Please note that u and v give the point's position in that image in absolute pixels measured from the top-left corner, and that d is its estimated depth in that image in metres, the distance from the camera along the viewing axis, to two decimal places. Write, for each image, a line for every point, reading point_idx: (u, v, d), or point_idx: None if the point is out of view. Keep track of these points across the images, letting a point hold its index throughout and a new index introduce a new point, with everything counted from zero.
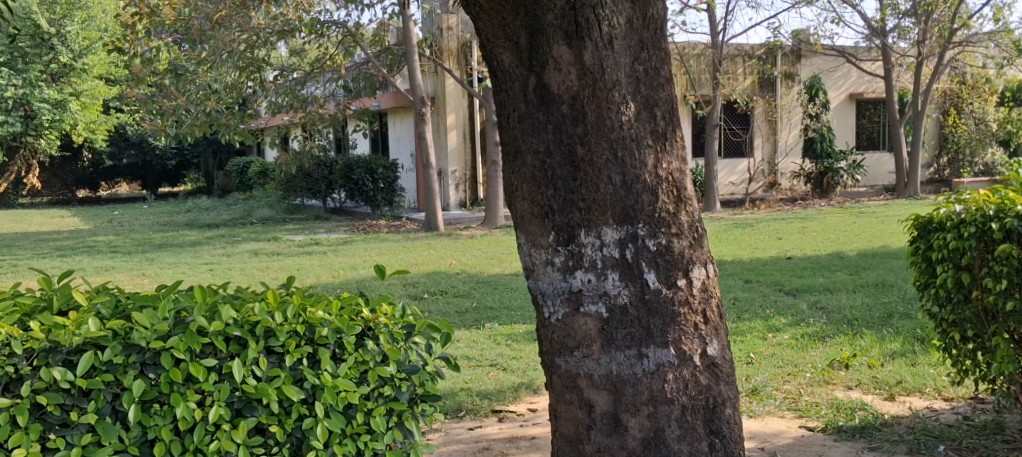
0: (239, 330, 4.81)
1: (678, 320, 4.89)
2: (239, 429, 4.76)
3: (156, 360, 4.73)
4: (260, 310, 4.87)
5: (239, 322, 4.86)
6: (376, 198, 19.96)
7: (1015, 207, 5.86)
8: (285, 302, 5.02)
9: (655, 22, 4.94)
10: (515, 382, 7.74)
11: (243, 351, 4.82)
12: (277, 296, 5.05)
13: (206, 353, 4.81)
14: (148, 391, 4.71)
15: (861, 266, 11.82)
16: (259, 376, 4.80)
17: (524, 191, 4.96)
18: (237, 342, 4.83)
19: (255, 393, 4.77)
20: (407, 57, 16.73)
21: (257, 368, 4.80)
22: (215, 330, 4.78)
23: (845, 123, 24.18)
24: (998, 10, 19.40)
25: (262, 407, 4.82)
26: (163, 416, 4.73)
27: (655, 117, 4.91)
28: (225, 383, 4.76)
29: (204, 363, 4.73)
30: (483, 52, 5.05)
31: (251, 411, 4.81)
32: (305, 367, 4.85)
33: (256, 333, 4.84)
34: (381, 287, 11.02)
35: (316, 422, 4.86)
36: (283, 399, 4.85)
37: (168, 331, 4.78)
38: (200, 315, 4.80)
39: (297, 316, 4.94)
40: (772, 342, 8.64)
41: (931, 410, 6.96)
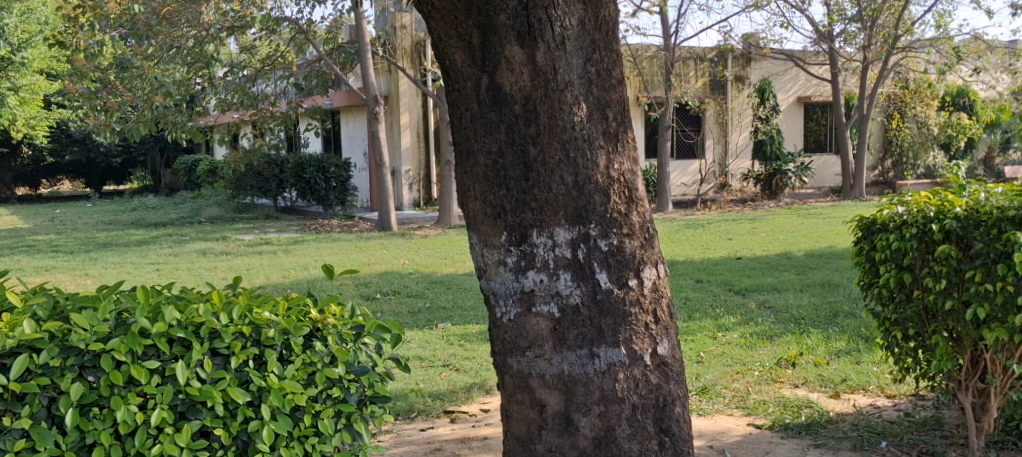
0: (182, 332, 4.79)
1: (629, 320, 4.95)
2: (182, 433, 4.75)
3: (95, 363, 4.71)
4: (205, 311, 4.87)
5: (183, 324, 4.84)
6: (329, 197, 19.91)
7: (954, 209, 6.02)
8: (230, 302, 5.01)
9: (607, 24, 5.01)
10: (467, 382, 7.77)
11: (187, 353, 4.81)
12: (222, 297, 5.03)
13: (149, 354, 4.79)
14: (87, 394, 4.68)
15: (808, 266, 12.02)
16: (203, 378, 4.79)
17: (476, 191, 5.00)
18: (180, 343, 4.82)
19: (199, 396, 4.76)
20: (359, 55, 16.64)
21: (201, 370, 4.79)
22: (158, 331, 4.77)
23: (793, 126, 24.55)
24: (940, 16, 19.76)
25: (207, 410, 4.81)
26: (103, 420, 4.70)
27: (606, 118, 4.97)
28: (168, 385, 4.75)
29: (146, 366, 4.72)
30: (435, 51, 5.08)
31: (195, 413, 4.79)
32: (251, 369, 4.85)
33: (201, 334, 4.83)
34: (331, 287, 10.99)
35: (262, 425, 4.85)
36: (228, 402, 4.83)
37: (109, 333, 4.76)
38: (142, 316, 4.78)
39: (242, 317, 4.94)
40: (721, 341, 8.74)
41: (875, 407, 7.10)
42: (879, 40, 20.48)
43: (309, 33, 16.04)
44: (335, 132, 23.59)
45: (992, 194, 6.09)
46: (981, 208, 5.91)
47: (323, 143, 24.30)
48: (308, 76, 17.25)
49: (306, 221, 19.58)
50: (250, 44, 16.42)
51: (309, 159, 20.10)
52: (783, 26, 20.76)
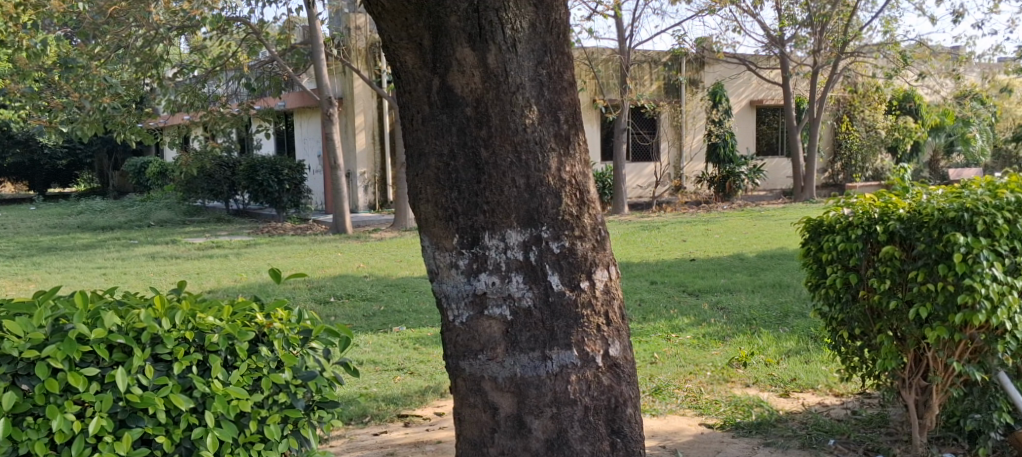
0: (123, 338, 4.74)
1: (581, 322, 4.97)
2: (122, 441, 4.69)
3: (31, 371, 4.67)
4: (146, 317, 4.81)
5: (124, 329, 4.79)
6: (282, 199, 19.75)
7: (898, 210, 6.13)
8: (173, 307, 4.96)
9: (559, 27, 5.02)
10: (422, 386, 7.76)
11: (127, 359, 4.76)
12: (164, 302, 4.99)
13: (87, 361, 4.73)
14: (21, 403, 4.64)
15: (760, 267, 12.14)
16: (145, 385, 4.74)
17: (428, 193, 5.00)
18: (121, 350, 4.77)
19: (140, 403, 4.72)
20: (313, 57, 16.56)
21: (143, 377, 4.75)
22: (97, 337, 4.71)
23: (745, 130, 24.82)
24: (888, 21, 20.01)
25: (148, 417, 4.76)
26: (37, 430, 4.66)
27: (558, 121, 4.98)
28: (107, 393, 4.70)
29: (84, 373, 4.67)
30: (385, 52, 5.08)
31: (136, 421, 4.74)
32: (194, 374, 4.81)
33: (142, 340, 4.78)
34: (283, 291, 10.91)
35: (206, 432, 4.81)
36: (170, 409, 4.79)
37: (45, 340, 4.72)
38: (80, 322, 4.73)
39: (185, 322, 4.89)
40: (675, 342, 8.80)
41: (823, 405, 7.20)
42: (828, 45, 20.73)
43: (260, 33, 15.98)
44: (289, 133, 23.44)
45: (934, 196, 6.22)
46: (924, 209, 6.02)
47: (276, 145, 24.12)
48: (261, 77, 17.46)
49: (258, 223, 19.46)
50: (201, 45, 16.23)
51: (262, 161, 19.98)
52: (735, 31, 20.94)
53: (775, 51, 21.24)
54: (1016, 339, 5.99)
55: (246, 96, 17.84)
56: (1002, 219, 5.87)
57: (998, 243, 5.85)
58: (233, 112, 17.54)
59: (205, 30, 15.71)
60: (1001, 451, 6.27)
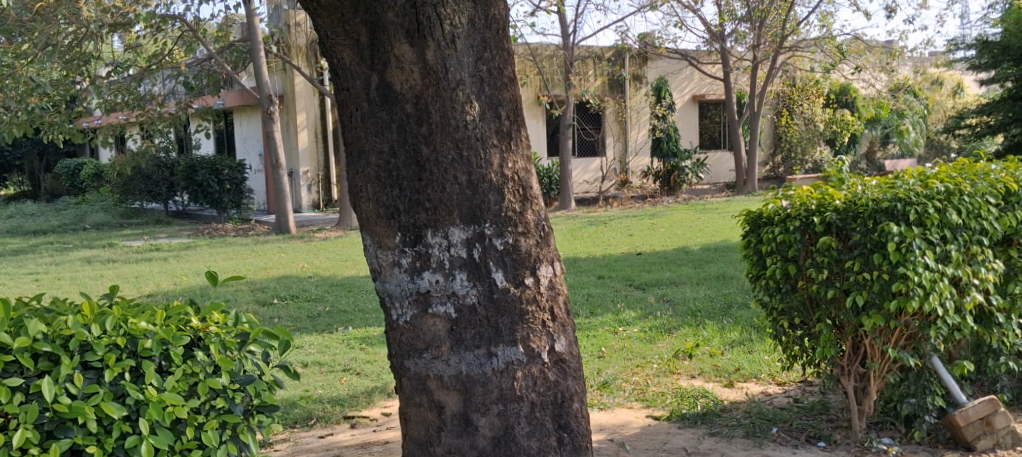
0: (48, 346, 4.68)
1: (526, 319, 4.94)
2: (50, 452, 4.58)
3: None
4: (73, 324, 4.74)
5: (49, 337, 4.73)
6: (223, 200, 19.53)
7: (834, 201, 6.19)
8: (102, 313, 4.89)
9: (498, 22, 4.99)
10: (369, 387, 7.69)
11: (54, 369, 4.68)
12: (93, 308, 4.91)
13: (11, 371, 4.66)
14: None
15: (705, 259, 12.23)
16: (73, 394, 4.66)
17: (368, 192, 4.96)
18: (47, 359, 4.70)
19: (69, 413, 4.62)
20: (252, 54, 16.35)
21: (71, 386, 4.66)
22: (21, 346, 4.65)
23: (688, 124, 25.06)
24: (824, 16, 20.23)
25: (77, 427, 4.65)
26: None
27: (499, 116, 4.96)
28: (33, 404, 4.60)
29: (7, 384, 4.58)
30: (322, 49, 5.02)
31: (64, 431, 4.63)
32: (126, 382, 4.72)
33: (69, 348, 4.70)
34: (224, 293, 10.77)
35: (140, 440, 4.70)
36: (101, 418, 4.69)
37: None
38: (3, 331, 4.66)
39: (116, 328, 4.81)
40: (622, 336, 8.83)
41: (766, 395, 7.27)
42: (767, 40, 20.95)
43: (197, 30, 15.78)
44: (228, 132, 23.17)
45: (867, 187, 6.30)
46: (859, 200, 6.11)
47: (215, 145, 23.82)
48: (198, 75, 17.10)
49: (199, 225, 19.23)
50: (135, 42, 15.94)
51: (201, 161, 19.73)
52: (676, 26, 21.04)
53: (716, 46, 21.40)
54: (948, 324, 6.09)
55: (184, 94, 17.57)
56: (933, 208, 5.98)
57: (930, 232, 5.95)
58: (170, 111, 17.29)
59: (140, 28, 15.48)
60: (935, 434, 6.40)
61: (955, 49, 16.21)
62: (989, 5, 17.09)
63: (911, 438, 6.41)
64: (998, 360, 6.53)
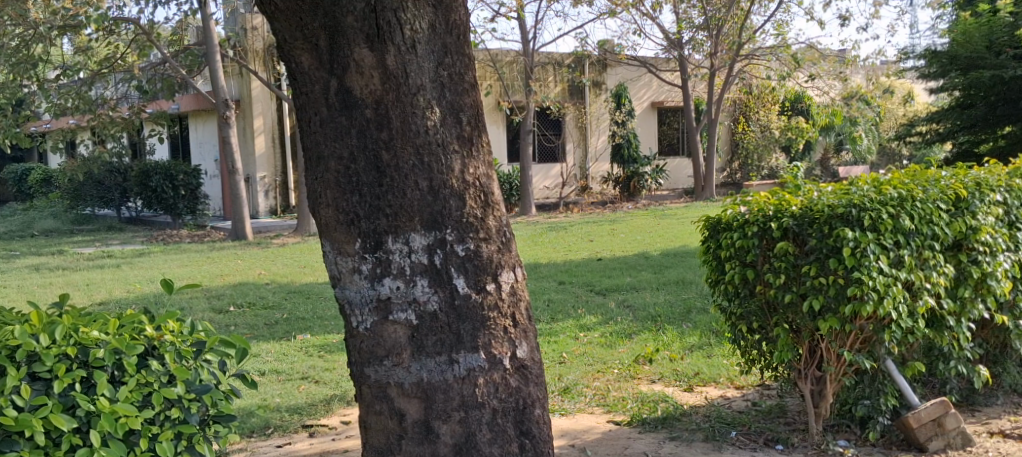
0: None
1: (487, 325, 4.91)
2: None
3: None
4: (21, 333, 4.66)
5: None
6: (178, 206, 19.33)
7: (791, 207, 6.22)
8: (51, 323, 4.81)
9: (459, 28, 4.96)
10: (327, 395, 7.62)
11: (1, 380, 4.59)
12: (42, 316, 4.83)
13: None
14: None
15: (664, 265, 12.26)
16: (21, 406, 4.56)
17: (327, 198, 4.90)
18: None
19: (16, 426, 4.52)
20: (208, 58, 16.17)
21: (19, 397, 4.57)
22: None
23: (647, 131, 25.18)
24: (779, 25, 20.39)
25: (25, 440, 4.57)
26: None
27: (460, 122, 4.92)
28: None
29: None
30: (280, 53, 4.96)
31: (10, 445, 4.54)
32: (77, 393, 4.65)
33: (17, 358, 4.62)
34: (179, 301, 10.63)
35: (91, 452, 4.63)
36: (50, 430, 4.61)
37: None
38: None
39: (66, 338, 4.74)
40: (583, 341, 8.81)
41: (725, 398, 7.29)
42: (724, 47, 21.09)
43: (151, 34, 15.61)
44: (183, 138, 22.93)
45: (824, 193, 6.34)
46: (815, 206, 6.14)
47: (170, 150, 23.56)
48: (152, 79, 16.89)
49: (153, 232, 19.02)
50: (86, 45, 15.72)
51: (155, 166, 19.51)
52: (635, 34, 21.12)
53: (674, 54, 21.50)
54: (902, 328, 6.15)
55: (138, 99, 17.35)
56: (886, 214, 6.04)
57: (884, 237, 6.01)
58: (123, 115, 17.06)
59: (91, 31, 15.27)
60: (889, 435, 6.45)
61: (907, 59, 16.41)
62: (938, 15, 17.31)
63: (867, 440, 6.44)
64: (948, 364, 6.54)
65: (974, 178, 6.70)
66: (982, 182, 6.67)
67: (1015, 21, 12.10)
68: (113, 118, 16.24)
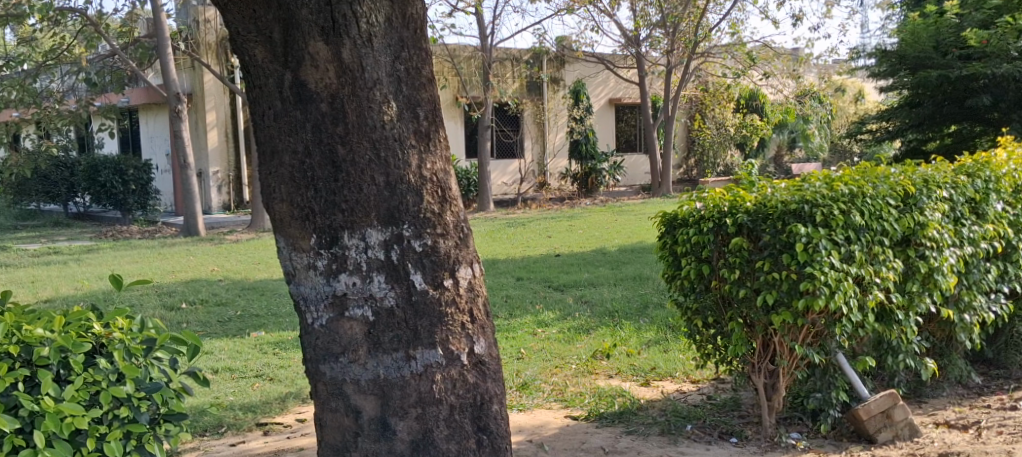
0: None
1: (445, 321, 4.87)
2: None
3: None
4: None
5: None
6: (127, 201, 19.06)
7: (745, 203, 6.24)
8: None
9: (415, 22, 4.91)
10: (281, 392, 7.54)
11: None
12: None
13: None
14: None
15: (621, 261, 12.27)
16: None
17: (282, 192, 4.84)
18: None
19: None
20: (160, 51, 15.94)
21: None
22: None
23: (606, 127, 25.24)
24: (735, 24, 20.48)
25: None
26: None
27: (417, 117, 4.88)
28: None
29: None
30: (233, 46, 4.88)
31: None
32: (20, 392, 4.58)
33: None
34: (129, 298, 10.46)
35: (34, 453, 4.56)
36: None
37: None
38: None
39: (10, 336, 4.67)
40: (541, 337, 8.79)
41: (681, 392, 7.31)
42: (681, 45, 21.13)
43: (99, 25, 15.40)
44: (133, 132, 22.62)
45: (777, 189, 6.37)
46: (769, 202, 6.17)
47: (120, 144, 23.24)
48: (101, 72, 16.60)
49: (101, 227, 18.74)
50: (30, 35, 15.44)
51: (104, 161, 19.25)
52: (593, 31, 21.11)
53: (631, 51, 21.52)
54: (853, 322, 6.19)
55: (85, 92, 17.06)
56: (838, 210, 6.10)
57: (835, 233, 6.06)
58: (69, 108, 16.75)
59: (36, 21, 14.99)
60: (839, 427, 6.49)
61: (859, 57, 16.54)
62: (889, 14, 17.48)
63: (818, 432, 6.49)
64: (897, 357, 6.59)
65: (922, 174, 6.76)
66: (930, 179, 6.73)
67: (963, 22, 12.24)
68: (59, 111, 15.88)
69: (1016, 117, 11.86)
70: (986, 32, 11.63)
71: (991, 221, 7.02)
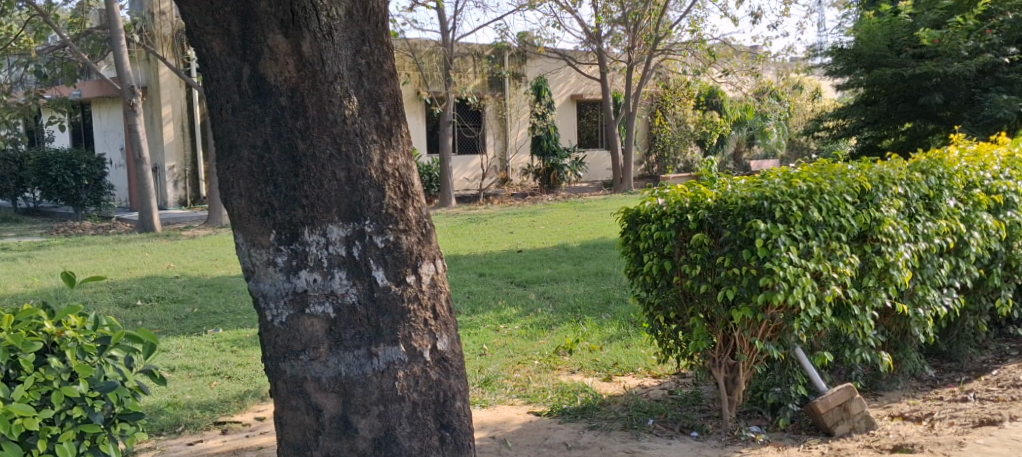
0: None
1: (407, 318, 4.81)
2: None
3: None
4: None
5: None
6: (80, 196, 18.79)
7: (707, 199, 6.24)
8: None
9: (377, 15, 4.84)
10: (240, 391, 7.44)
11: None
12: None
13: None
14: None
15: (583, 257, 12.25)
16: None
17: (240, 188, 4.75)
18: None
19: None
20: (113, 43, 15.69)
21: None
22: None
23: (567, 124, 25.24)
24: (694, 21, 20.54)
25: None
26: None
27: (378, 112, 4.81)
28: None
29: None
30: (189, 38, 4.79)
31: None
32: None
33: None
34: (82, 295, 10.29)
35: None
36: None
37: None
38: None
39: None
40: (504, 333, 8.76)
41: (643, 387, 7.30)
42: (642, 42, 21.16)
43: (49, 16, 15.14)
44: (85, 125, 22.29)
45: (737, 186, 6.37)
46: (729, 198, 6.18)
47: (71, 138, 22.88)
48: (51, 64, 16.32)
49: (52, 223, 18.45)
50: None
51: (56, 156, 18.93)
52: (554, 27, 21.07)
53: (592, 47, 21.52)
54: (811, 316, 6.20)
55: (35, 85, 16.77)
56: (796, 206, 6.13)
57: (794, 229, 6.09)
58: (18, 100, 16.46)
59: None
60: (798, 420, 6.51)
61: (817, 54, 16.66)
62: (845, 13, 17.62)
63: (777, 426, 6.50)
64: (854, 351, 6.61)
65: (878, 171, 6.80)
66: (885, 175, 6.77)
67: (916, 21, 12.33)
68: (7, 103, 15.61)
69: (967, 115, 12.01)
70: (938, 32, 11.75)
71: (945, 216, 7.06)
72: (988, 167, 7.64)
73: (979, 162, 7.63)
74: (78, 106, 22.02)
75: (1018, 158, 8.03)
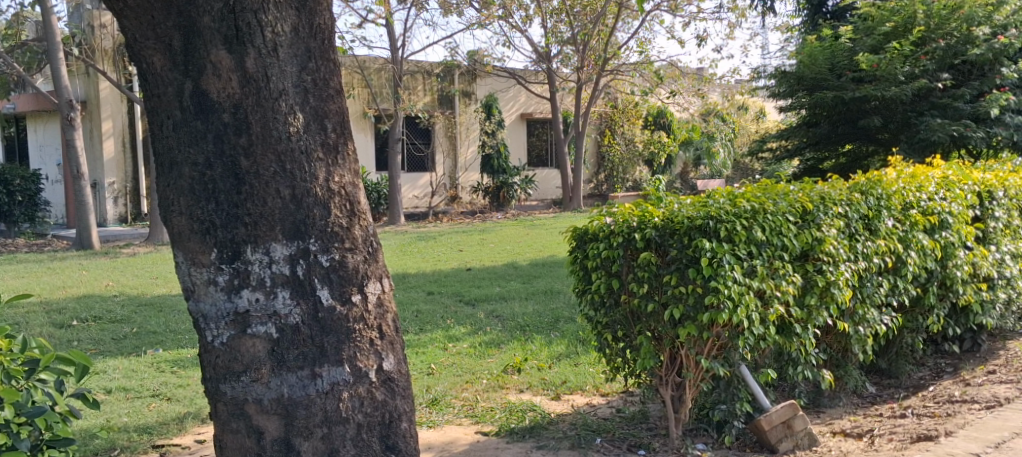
0: None
1: (353, 337, 4.72)
2: None
3: None
4: None
5: None
6: (12, 213, 18.39)
7: (654, 218, 6.20)
8: None
9: (323, 32, 4.77)
10: (179, 413, 7.28)
11: None
12: None
13: None
14: None
15: (533, 274, 12.23)
16: None
17: (181, 205, 4.64)
18: None
19: None
20: (49, 56, 15.40)
21: None
22: None
23: (517, 142, 25.25)
24: (642, 42, 20.65)
25: None
26: None
27: (325, 129, 4.72)
28: None
29: None
30: (129, 53, 4.68)
31: None
32: None
33: None
34: (14, 316, 10.02)
35: None
36: None
37: None
38: None
39: None
40: (452, 352, 8.67)
41: (591, 406, 7.26)
42: (591, 62, 21.23)
43: None
44: (20, 140, 21.81)
45: (684, 205, 6.36)
46: (675, 217, 6.16)
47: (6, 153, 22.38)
48: None
49: None
50: None
51: None
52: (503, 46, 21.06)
53: (541, 67, 21.55)
54: (755, 335, 6.20)
55: None
56: (741, 225, 6.13)
57: (738, 248, 6.10)
58: None
59: None
60: (743, 438, 6.49)
61: (761, 73, 16.87)
62: (788, 36, 17.86)
63: (722, 444, 6.47)
64: (798, 369, 6.61)
65: (819, 192, 6.82)
66: (826, 196, 6.79)
67: (856, 46, 12.47)
68: None
69: (904, 137, 12.11)
70: (876, 57, 11.82)
71: (885, 236, 7.10)
72: (925, 189, 7.68)
73: (916, 183, 7.66)
74: (14, 120, 21.58)
75: (955, 178, 8.11)
